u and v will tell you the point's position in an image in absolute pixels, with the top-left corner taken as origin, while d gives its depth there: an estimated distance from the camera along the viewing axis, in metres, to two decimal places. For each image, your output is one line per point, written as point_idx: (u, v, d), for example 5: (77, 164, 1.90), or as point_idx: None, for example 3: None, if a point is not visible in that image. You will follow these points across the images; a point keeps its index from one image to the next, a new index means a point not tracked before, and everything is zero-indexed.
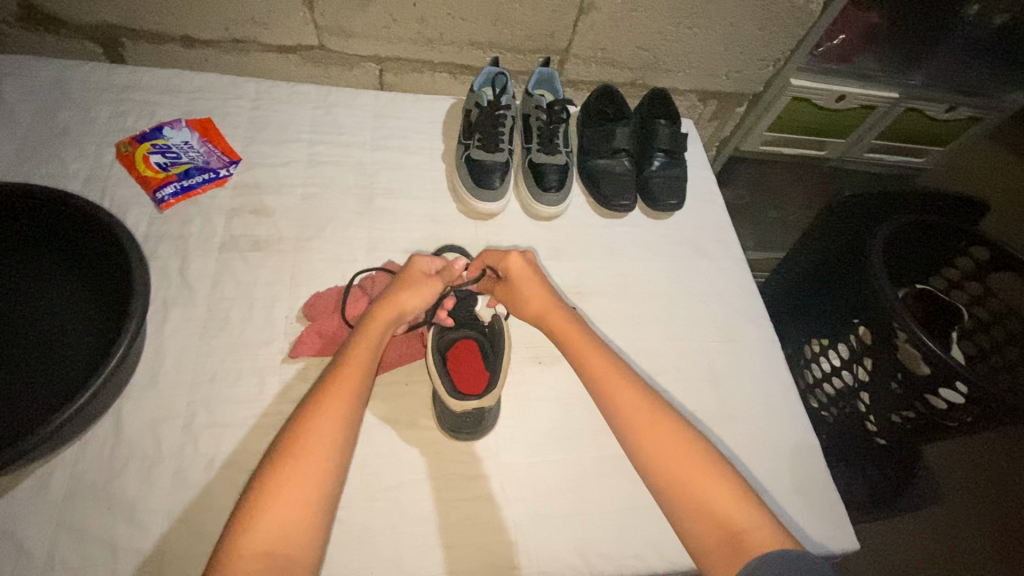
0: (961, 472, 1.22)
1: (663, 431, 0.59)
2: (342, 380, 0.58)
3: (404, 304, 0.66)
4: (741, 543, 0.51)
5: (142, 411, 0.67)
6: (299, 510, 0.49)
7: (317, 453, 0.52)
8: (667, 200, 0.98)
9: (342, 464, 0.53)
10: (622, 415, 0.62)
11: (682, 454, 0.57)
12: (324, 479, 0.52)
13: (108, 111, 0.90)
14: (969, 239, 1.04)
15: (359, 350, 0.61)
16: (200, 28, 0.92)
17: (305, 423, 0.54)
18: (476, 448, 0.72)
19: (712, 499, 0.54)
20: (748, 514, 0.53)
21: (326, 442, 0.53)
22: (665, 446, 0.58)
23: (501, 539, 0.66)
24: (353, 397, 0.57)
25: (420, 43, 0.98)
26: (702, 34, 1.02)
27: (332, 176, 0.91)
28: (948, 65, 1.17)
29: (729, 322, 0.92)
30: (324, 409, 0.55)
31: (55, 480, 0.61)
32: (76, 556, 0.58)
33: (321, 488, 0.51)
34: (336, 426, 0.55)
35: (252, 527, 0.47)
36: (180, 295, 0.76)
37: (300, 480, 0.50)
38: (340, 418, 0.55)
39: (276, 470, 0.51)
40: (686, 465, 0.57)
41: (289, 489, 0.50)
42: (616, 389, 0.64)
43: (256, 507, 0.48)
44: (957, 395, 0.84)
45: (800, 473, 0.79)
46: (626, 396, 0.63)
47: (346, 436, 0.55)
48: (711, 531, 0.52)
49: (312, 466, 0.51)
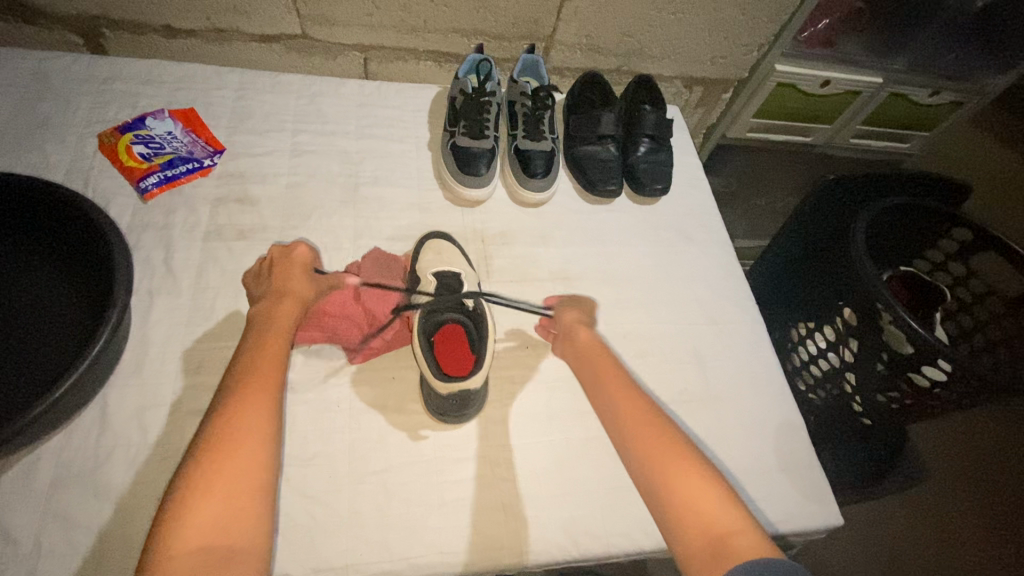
0: (948, 452, 1.24)
1: (662, 444, 0.61)
2: (256, 379, 0.59)
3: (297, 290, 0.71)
4: (724, 546, 0.50)
5: (128, 400, 0.67)
6: (233, 505, 0.49)
7: (245, 448, 0.53)
8: (653, 185, 0.98)
9: (269, 457, 0.54)
10: (630, 432, 0.64)
11: (678, 465, 0.58)
12: (257, 472, 0.52)
13: (89, 102, 0.89)
14: (950, 220, 1.05)
15: (269, 350, 0.62)
16: (181, 18, 0.91)
17: (229, 422, 0.54)
18: (463, 431, 0.73)
19: (701, 506, 0.54)
20: (735, 519, 0.53)
21: (253, 437, 0.54)
22: (665, 459, 0.59)
23: (489, 520, 0.67)
24: (270, 394, 0.58)
25: (404, 31, 0.98)
26: (686, 19, 1.02)
27: (317, 165, 0.91)
28: (929, 50, 1.18)
29: (714, 304, 0.93)
30: (245, 407, 0.55)
31: (40, 469, 0.61)
32: (62, 543, 0.58)
33: (255, 480, 0.52)
34: (258, 422, 0.55)
35: (186, 525, 0.47)
36: (165, 284, 0.75)
37: (230, 474, 0.51)
38: (261, 413, 0.56)
39: (201, 470, 0.50)
40: (680, 473, 0.57)
41: (220, 485, 0.50)
42: (627, 410, 0.66)
43: (186, 507, 0.48)
44: (941, 372, 0.85)
45: (784, 451, 0.80)
46: (636, 416, 0.65)
47: (270, 430, 0.56)
48: (698, 536, 0.52)
49: (242, 461, 0.52)
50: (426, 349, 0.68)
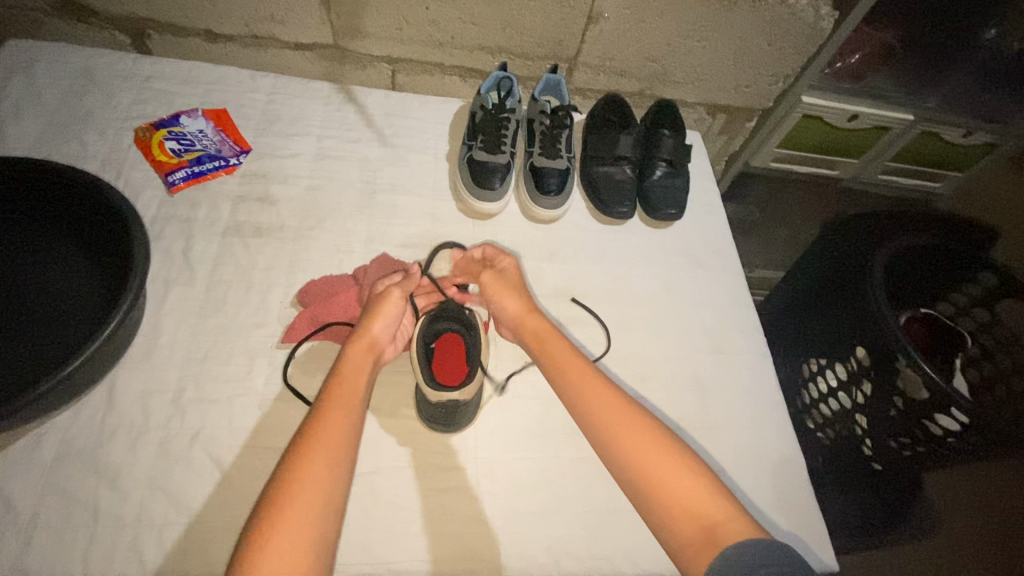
0: (969, 503, 1.17)
1: (631, 431, 0.61)
2: (336, 411, 0.59)
3: (374, 332, 0.68)
4: (714, 534, 0.51)
5: (135, 383, 0.69)
6: (308, 536, 0.49)
7: (320, 478, 0.53)
8: (666, 210, 0.98)
9: (342, 488, 0.54)
10: (610, 438, 0.61)
11: (662, 462, 0.58)
12: (325, 507, 0.52)
13: (130, 97, 0.94)
14: (976, 265, 1.03)
15: (346, 376, 0.63)
16: (222, 24, 0.96)
17: (300, 459, 0.54)
18: (453, 441, 0.73)
19: (689, 497, 0.55)
20: (722, 508, 0.54)
21: (324, 473, 0.54)
22: (646, 460, 0.58)
23: (473, 532, 0.67)
24: (346, 428, 0.58)
25: (432, 46, 1.01)
26: (710, 48, 1.03)
27: (337, 170, 0.94)
28: (969, 90, 1.13)
29: (721, 333, 0.91)
30: (322, 437, 0.56)
31: (47, 443, 0.64)
32: (59, 516, 0.60)
33: (325, 511, 0.52)
34: (332, 452, 0.55)
35: (263, 552, 0.47)
36: (182, 275, 0.79)
37: (306, 503, 0.51)
38: (337, 443, 0.56)
39: (280, 498, 0.51)
40: (655, 460, 0.58)
41: (294, 515, 0.50)
42: (594, 401, 0.64)
43: (263, 536, 0.48)
44: (957, 422, 0.83)
45: (780, 489, 0.78)
46: (612, 419, 0.62)
47: (344, 461, 0.56)
48: (685, 525, 0.53)
49: (316, 491, 0.52)
50: (420, 354, 0.69)
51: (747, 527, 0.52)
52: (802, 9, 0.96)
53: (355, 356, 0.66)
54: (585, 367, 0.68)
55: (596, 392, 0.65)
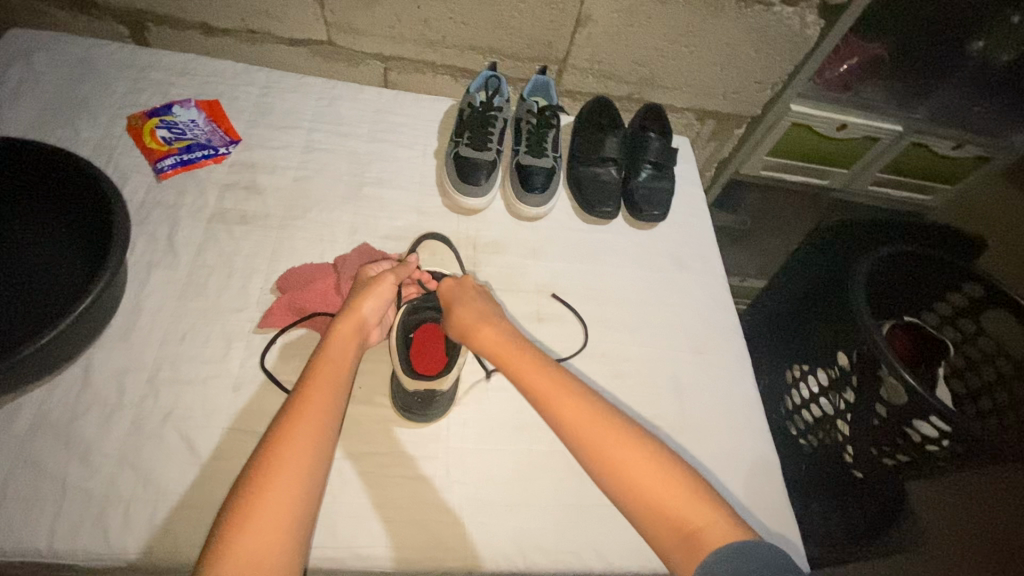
0: (955, 515, 1.16)
1: (601, 431, 0.56)
2: (321, 386, 0.59)
3: (364, 313, 0.69)
4: (697, 537, 0.48)
5: (111, 362, 0.70)
6: (289, 505, 0.49)
7: (297, 462, 0.52)
8: (650, 210, 0.99)
9: (321, 472, 0.53)
10: (580, 436, 0.56)
11: (638, 460, 0.54)
12: (309, 478, 0.52)
13: (126, 86, 0.96)
14: (961, 274, 1.02)
15: (328, 361, 0.62)
16: (219, 18, 0.98)
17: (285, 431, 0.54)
18: (425, 429, 0.73)
19: (669, 499, 0.51)
20: (704, 510, 0.50)
21: (307, 444, 0.53)
22: (619, 458, 0.54)
23: (440, 520, 0.67)
24: (332, 404, 0.58)
25: (424, 45, 1.03)
26: (698, 53, 1.04)
27: (325, 163, 0.96)
28: (956, 104, 1.16)
29: (701, 334, 0.92)
30: (301, 421, 0.55)
31: (20, 417, 0.64)
32: (27, 488, 0.60)
33: (302, 497, 0.51)
34: (312, 435, 0.54)
35: (237, 537, 0.46)
36: (165, 259, 0.80)
37: (283, 487, 0.50)
38: (316, 427, 0.55)
39: (256, 480, 0.50)
40: (628, 462, 0.54)
41: (270, 500, 0.49)
42: (557, 400, 0.59)
43: (245, 505, 0.48)
44: (937, 430, 0.82)
45: (754, 490, 0.77)
46: (579, 417, 0.57)
47: (323, 445, 0.55)
48: (666, 530, 0.50)
49: (293, 475, 0.51)
50: (398, 343, 0.70)
51: (731, 529, 0.49)
52: (789, 16, 0.97)
53: (342, 335, 0.66)
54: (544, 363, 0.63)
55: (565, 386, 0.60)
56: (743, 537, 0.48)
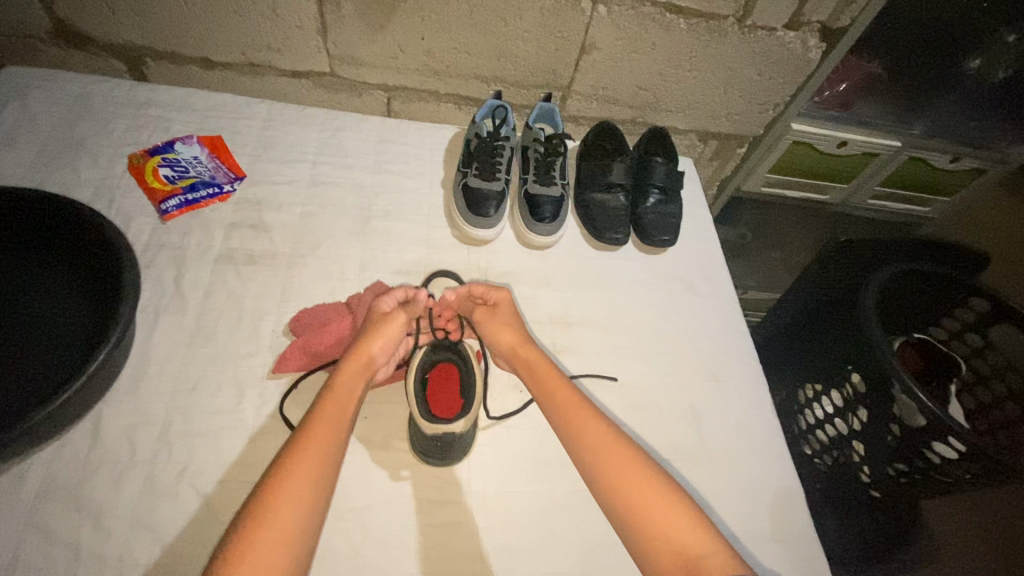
0: (967, 528, 1.16)
1: (620, 458, 0.61)
2: (324, 424, 0.58)
3: (371, 355, 0.68)
4: (697, 566, 0.52)
5: (122, 415, 0.68)
6: (286, 546, 0.49)
7: (293, 513, 0.51)
8: (660, 236, 0.99)
9: (318, 517, 0.52)
10: (599, 462, 0.61)
11: (652, 495, 0.58)
12: (306, 520, 0.51)
13: (126, 124, 0.95)
14: (970, 290, 1.03)
15: (331, 403, 0.60)
16: (219, 52, 0.97)
17: (285, 471, 0.53)
18: (446, 473, 0.71)
19: (675, 531, 0.55)
20: (705, 541, 0.54)
21: (306, 484, 0.53)
22: (635, 492, 0.58)
23: (466, 569, 0.65)
24: (333, 443, 0.57)
25: (427, 74, 1.02)
26: (701, 77, 1.04)
27: (332, 197, 0.94)
28: (951, 118, 1.17)
29: (717, 361, 0.91)
30: (297, 467, 0.54)
31: (29, 479, 0.62)
32: (38, 556, 0.58)
33: (291, 549, 0.49)
34: (308, 485, 0.53)
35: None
36: (172, 303, 0.78)
37: (282, 527, 0.49)
38: (313, 475, 0.54)
39: (249, 528, 0.49)
40: (641, 488, 0.58)
41: (260, 551, 0.47)
42: (583, 425, 0.65)
43: (243, 545, 0.47)
44: (954, 450, 0.81)
45: (779, 523, 0.76)
46: (600, 443, 0.63)
47: (318, 495, 0.53)
48: (667, 557, 0.54)
49: (286, 526, 0.50)
50: (414, 385, 0.68)
51: (730, 562, 0.52)
52: (790, 41, 0.98)
53: (346, 376, 0.65)
54: (573, 392, 0.68)
55: (590, 422, 0.65)
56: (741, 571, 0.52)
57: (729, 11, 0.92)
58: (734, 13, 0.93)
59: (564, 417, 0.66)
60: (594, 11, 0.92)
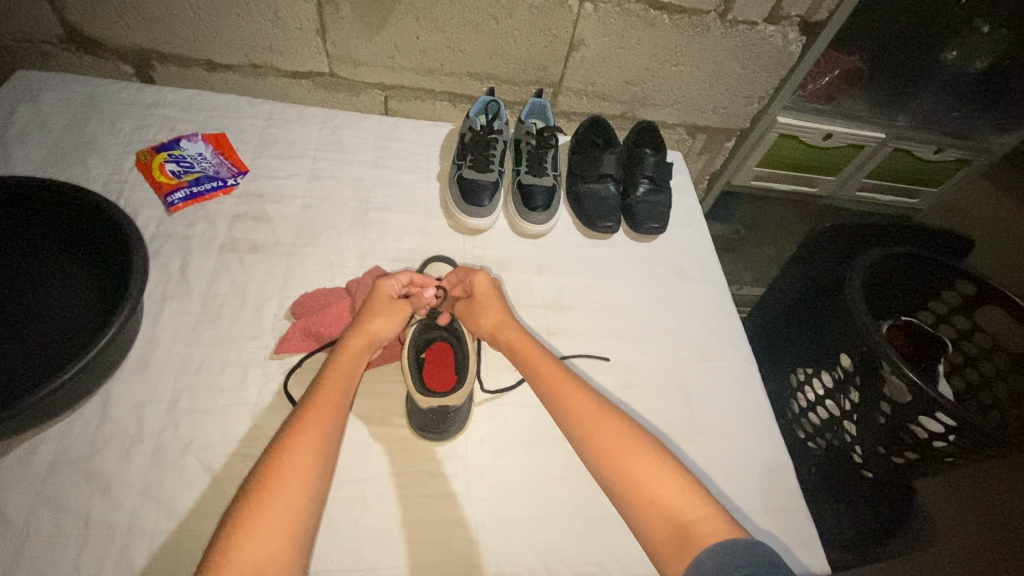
0: (961, 510, 1.17)
1: (609, 431, 0.61)
2: (326, 395, 0.61)
3: (375, 330, 0.70)
4: (690, 534, 0.51)
5: (130, 394, 0.70)
6: (295, 505, 0.51)
7: (299, 476, 0.53)
8: (650, 224, 1.01)
9: (323, 479, 0.55)
10: (589, 436, 0.62)
11: (648, 467, 0.58)
12: (312, 482, 0.54)
13: (134, 123, 0.98)
14: (954, 273, 1.05)
15: (331, 379, 0.63)
16: (223, 54, 1.01)
17: (290, 437, 0.56)
18: (443, 448, 0.74)
19: (669, 500, 0.55)
20: (697, 506, 0.54)
21: (312, 448, 0.56)
22: (630, 463, 0.58)
23: (462, 537, 0.67)
24: (335, 412, 0.60)
25: (422, 73, 1.06)
26: (687, 72, 1.08)
27: (332, 190, 0.98)
28: (932, 111, 1.21)
29: (708, 342, 0.93)
30: (300, 441, 0.56)
31: (41, 452, 0.64)
32: (50, 525, 0.60)
33: (298, 516, 0.51)
34: (313, 449, 0.56)
35: (238, 549, 0.47)
36: (178, 289, 0.81)
37: (290, 488, 0.52)
38: (314, 447, 0.56)
39: (261, 490, 0.51)
40: (633, 460, 0.58)
41: (269, 516, 0.49)
42: (572, 401, 0.65)
43: (255, 505, 0.50)
44: (943, 425, 0.83)
45: (770, 497, 0.78)
46: (590, 418, 0.63)
47: (321, 466, 0.55)
48: (659, 526, 0.53)
49: (291, 495, 0.51)
50: (410, 362, 0.70)
51: (723, 527, 0.52)
52: (771, 34, 1.01)
53: (349, 353, 0.67)
54: (562, 371, 0.69)
55: (579, 397, 0.65)
56: (733, 535, 0.51)
57: (710, 6, 0.96)
58: (715, 9, 0.97)
59: (555, 394, 0.67)
60: (581, 9, 0.96)
